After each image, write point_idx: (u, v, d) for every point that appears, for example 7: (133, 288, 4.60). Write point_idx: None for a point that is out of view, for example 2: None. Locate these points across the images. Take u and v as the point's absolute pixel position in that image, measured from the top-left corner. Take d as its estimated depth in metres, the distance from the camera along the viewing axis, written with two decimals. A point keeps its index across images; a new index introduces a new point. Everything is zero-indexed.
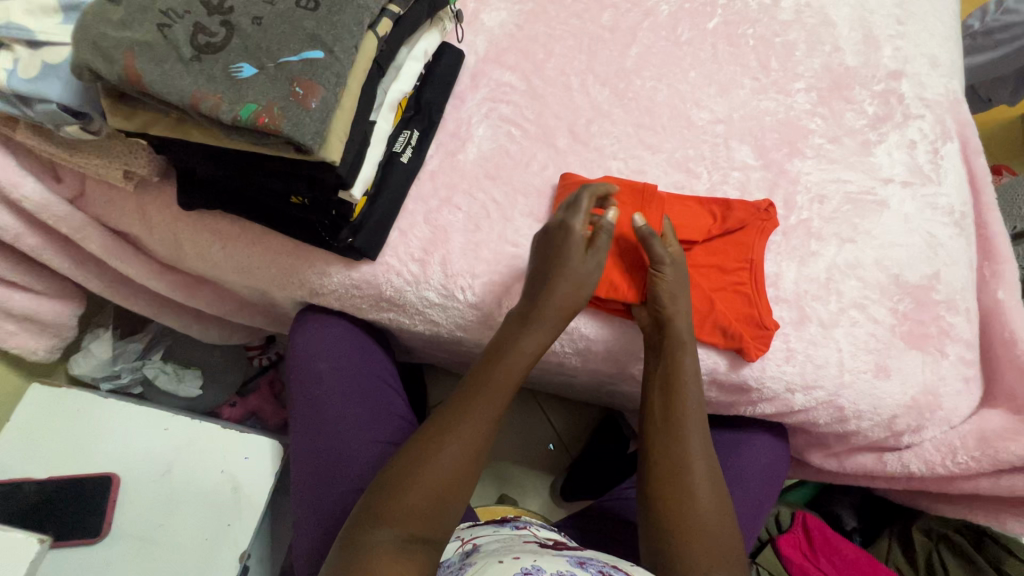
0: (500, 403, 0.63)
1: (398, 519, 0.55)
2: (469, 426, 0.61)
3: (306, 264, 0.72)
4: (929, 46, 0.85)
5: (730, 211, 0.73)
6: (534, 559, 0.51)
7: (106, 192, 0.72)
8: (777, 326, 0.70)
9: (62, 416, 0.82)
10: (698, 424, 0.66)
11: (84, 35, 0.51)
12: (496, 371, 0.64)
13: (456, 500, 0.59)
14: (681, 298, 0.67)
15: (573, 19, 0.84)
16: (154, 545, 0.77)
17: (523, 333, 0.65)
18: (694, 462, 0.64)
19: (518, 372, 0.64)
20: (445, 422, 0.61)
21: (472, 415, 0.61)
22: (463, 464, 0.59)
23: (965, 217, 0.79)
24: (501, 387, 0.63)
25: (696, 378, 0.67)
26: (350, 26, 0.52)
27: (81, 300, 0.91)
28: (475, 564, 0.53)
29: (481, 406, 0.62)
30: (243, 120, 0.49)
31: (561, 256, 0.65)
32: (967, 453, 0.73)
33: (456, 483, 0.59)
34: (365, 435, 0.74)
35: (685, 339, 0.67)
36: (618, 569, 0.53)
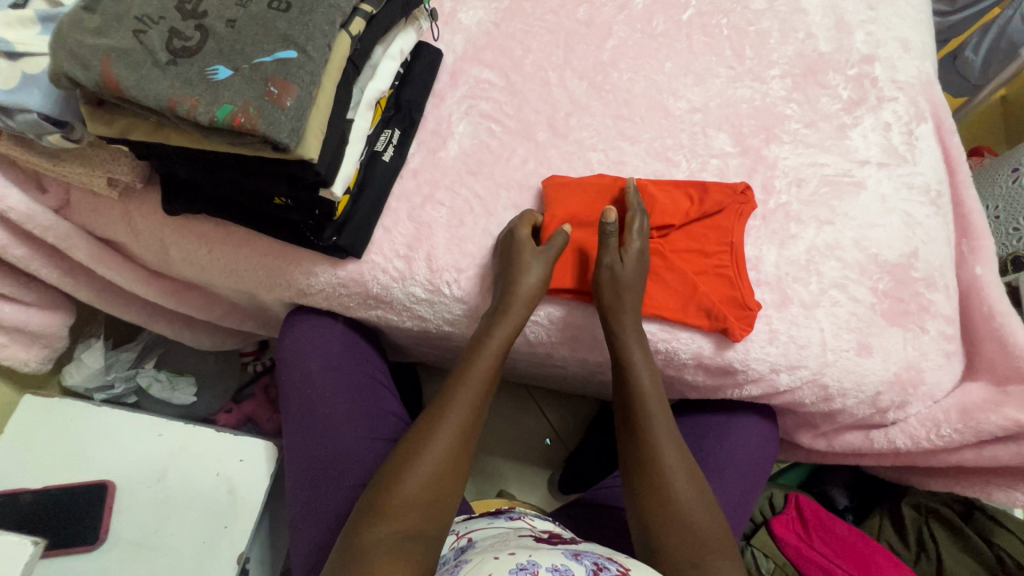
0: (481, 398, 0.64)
1: (388, 522, 0.56)
2: (450, 422, 0.62)
3: (292, 265, 0.73)
4: (900, 30, 0.86)
5: (706, 193, 0.75)
6: (529, 554, 0.52)
7: (90, 200, 0.72)
8: (759, 307, 0.71)
9: (57, 426, 0.83)
10: (658, 416, 0.67)
11: (62, 44, 0.52)
12: (471, 370, 0.65)
13: (447, 498, 0.59)
14: (628, 295, 0.67)
15: (549, 15, 0.86)
16: (152, 550, 0.78)
17: (499, 328, 0.67)
18: (664, 452, 0.65)
19: (492, 367, 0.66)
20: (427, 421, 0.62)
21: (451, 412, 0.62)
22: (447, 460, 0.60)
23: (941, 196, 0.80)
24: (475, 385, 0.64)
25: (650, 369, 0.68)
26: (322, 25, 0.53)
27: (71, 310, 0.91)
28: (470, 561, 0.54)
29: (463, 402, 0.63)
30: (220, 121, 0.50)
31: (520, 258, 0.67)
32: (950, 426, 0.74)
33: (445, 482, 0.59)
34: (353, 433, 0.74)
35: (629, 333, 0.68)
36: (612, 559, 0.54)
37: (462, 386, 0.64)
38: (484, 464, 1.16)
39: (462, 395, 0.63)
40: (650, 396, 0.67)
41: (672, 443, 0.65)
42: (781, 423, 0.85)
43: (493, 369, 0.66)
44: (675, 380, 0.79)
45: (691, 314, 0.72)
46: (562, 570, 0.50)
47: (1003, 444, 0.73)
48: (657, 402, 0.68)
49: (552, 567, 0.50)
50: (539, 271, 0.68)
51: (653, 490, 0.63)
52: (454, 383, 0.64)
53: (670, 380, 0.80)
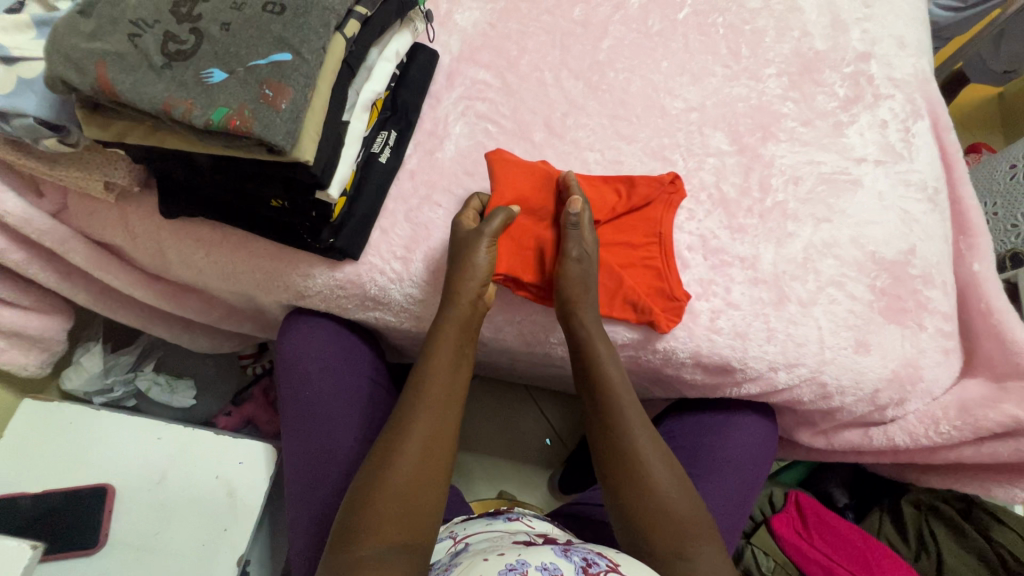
0: (446, 396, 0.63)
1: (372, 533, 0.55)
2: (417, 421, 0.61)
3: (289, 267, 0.73)
4: (896, 27, 0.86)
5: (634, 187, 0.75)
6: (519, 554, 0.52)
7: (87, 205, 0.72)
8: (687, 296, 0.72)
9: (56, 430, 0.83)
10: (628, 410, 0.66)
11: (57, 48, 0.52)
12: (432, 370, 0.64)
13: (427, 502, 0.58)
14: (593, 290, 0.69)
15: (545, 16, 0.86)
16: (151, 554, 0.77)
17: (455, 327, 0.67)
18: (638, 447, 0.64)
19: (452, 365, 0.65)
20: (395, 423, 0.62)
21: (418, 409, 0.62)
22: (422, 461, 0.59)
23: (938, 192, 0.80)
24: (440, 384, 0.64)
25: (614, 361, 0.69)
26: (316, 28, 0.53)
27: (70, 314, 0.91)
28: (461, 563, 0.54)
29: (426, 401, 0.62)
30: (215, 123, 0.50)
31: (472, 251, 0.66)
32: (949, 423, 0.74)
33: (423, 485, 0.58)
34: (336, 432, 0.74)
35: (591, 325, 0.69)
36: (603, 556, 0.54)
37: (427, 385, 0.63)
38: (483, 464, 1.16)
39: (427, 393, 0.63)
40: (618, 389, 0.67)
41: (644, 434, 0.65)
42: (780, 421, 0.85)
43: (452, 368, 0.65)
44: (673, 379, 0.79)
45: (620, 307, 0.73)
46: (551, 570, 0.49)
47: (1003, 441, 0.73)
48: (625, 396, 0.67)
49: (541, 565, 0.50)
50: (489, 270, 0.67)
51: (634, 485, 0.62)
52: (414, 384, 0.64)
53: (669, 379, 0.80)
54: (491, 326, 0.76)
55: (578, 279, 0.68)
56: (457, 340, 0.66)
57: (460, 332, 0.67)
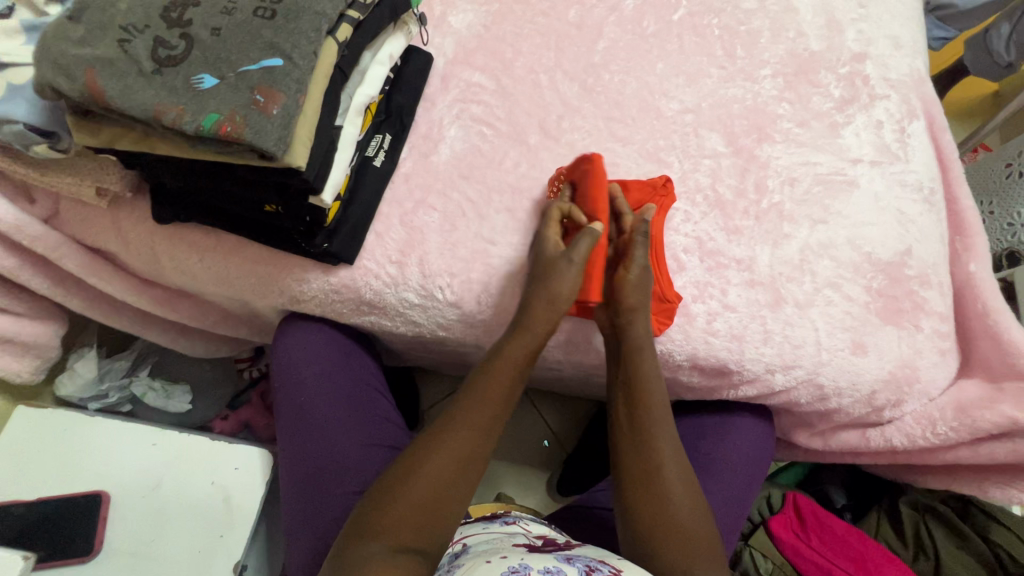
0: (493, 413, 0.63)
1: (383, 534, 0.54)
2: (456, 434, 0.60)
3: (284, 272, 0.72)
4: (891, 28, 0.86)
5: (627, 192, 0.75)
6: (522, 558, 0.52)
7: (79, 210, 0.72)
8: (679, 299, 0.72)
9: (50, 437, 0.82)
10: (664, 430, 0.66)
11: (45, 54, 0.52)
12: (482, 386, 0.64)
13: (446, 512, 0.57)
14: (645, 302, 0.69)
15: (539, 17, 0.85)
16: (147, 560, 0.77)
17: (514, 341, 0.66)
18: (664, 465, 0.64)
19: (507, 380, 0.64)
20: (433, 432, 0.61)
21: (460, 424, 0.61)
22: (451, 473, 0.59)
23: (934, 193, 0.80)
24: (487, 403, 0.63)
25: (658, 380, 0.68)
26: (308, 32, 0.53)
27: (63, 320, 0.91)
28: (464, 565, 0.53)
29: (473, 413, 0.62)
30: (205, 130, 0.49)
31: (551, 271, 0.67)
32: (946, 424, 0.74)
33: (446, 495, 0.58)
34: (351, 443, 0.74)
35: (647, 346, 0.68)
36: (606, 563, 0.54)
37: (474, 402, 0.63)
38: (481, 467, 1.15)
39: (473, 410, 0.62)
40: (657, 410, 0.67)
41: (672, 454, 0.65)
42: (777, 422, 0.85)
43: (505, 391, 0.64)
44: (670, 381, 0.79)
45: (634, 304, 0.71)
46: (554, 573, 0.49)
47: (999, 442, 0.73)
48: (663, 417, 0.67)
49: (542, 570, 0.50)
50: (572, 290, 0.67)
51: (654, 503, 0.62)
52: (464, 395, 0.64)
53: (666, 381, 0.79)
54: (488, 330, 0.75)
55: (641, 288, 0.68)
56: (516, 360, 0.65)
57: (525, 348, 0.66)
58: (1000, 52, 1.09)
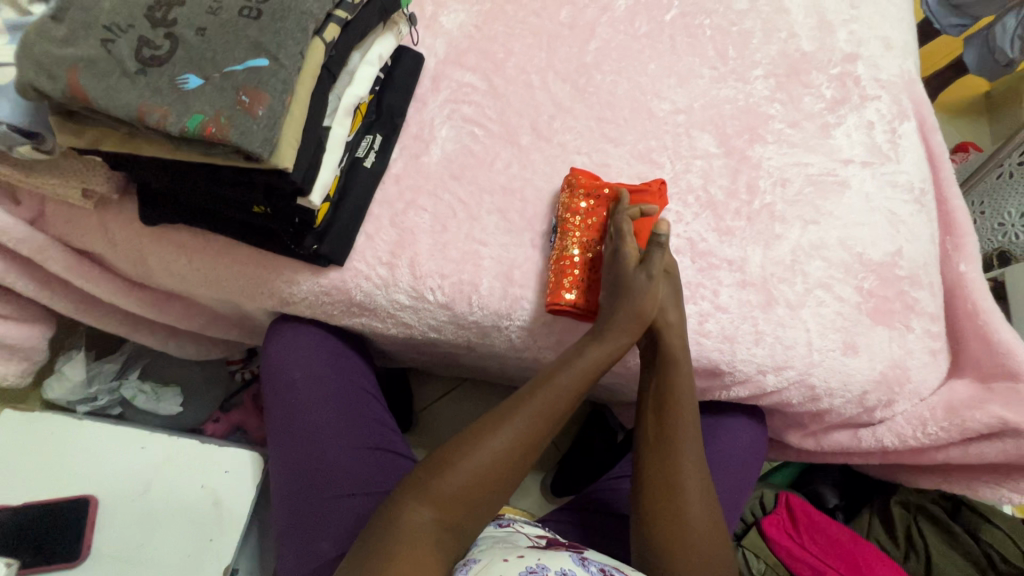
0: (555, 415, 0.63)
1: (432, 507, 0.56)
2: (506, 433, 0.60)
3: (274, 274, 0.72)
4: (882, 29, 0.87)
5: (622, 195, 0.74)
6: (537, 558, 0.53)
7: (65, 211, 0.71)
8: None
9: (36, 440, 0.81)
10: (689, 444, 0.66)
11: (27, 54, 0.51)
12: (543, 390, 0.63)
13: (490, 497, 0.58)
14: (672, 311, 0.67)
15: (531, 18, 0.85)
16: (135, 565, 0.76)
17: (589, 346, 0.65)
18: (685, 475, 0.64)
19: (576, 386, 0.64)
20: (476, 430, 0.61)
21: (512, 425, 0.60)
22: (493, 470, 0.58)
23: (925, 193, 0.81)
24: (542, 407, 0.62)
25: (690, 394, 0.68)
26: (293, 32, 0.52)
27: (51, 322, 0.90)
28: (480, 561, 0.53)
29: (542, 410, 0.62)
30: (190, 131, 0.49)
31: (629, 284, 0.66)
32: (937, 424, 0.74)
33: (496, 481, 0.58)
34: (354, 448, 0.73)
35: (682, 357, 0.67)
36: (617, 569, 0.56)
37: (525, 404, 0.62)
38: None
39: (527, 411, 0.61)
40: (686, 424, 0.67)
41: (694, 466, 0.65)
42: (769, 422, 0.85)
43: (564, 397, 0.63)
44: None
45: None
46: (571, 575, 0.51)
47: (988, 442, 0.73)
48: (692, 431, 0.67)
49: (561, 571, 0.51)
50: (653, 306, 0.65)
51: (672, 512, 0.63)
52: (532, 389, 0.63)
53: None
54: (480, 332, 0.74)
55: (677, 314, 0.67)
56: (587, 369, 0.64)
57: (603, 355, 0.65)
58: (1004, 48, 1.06)
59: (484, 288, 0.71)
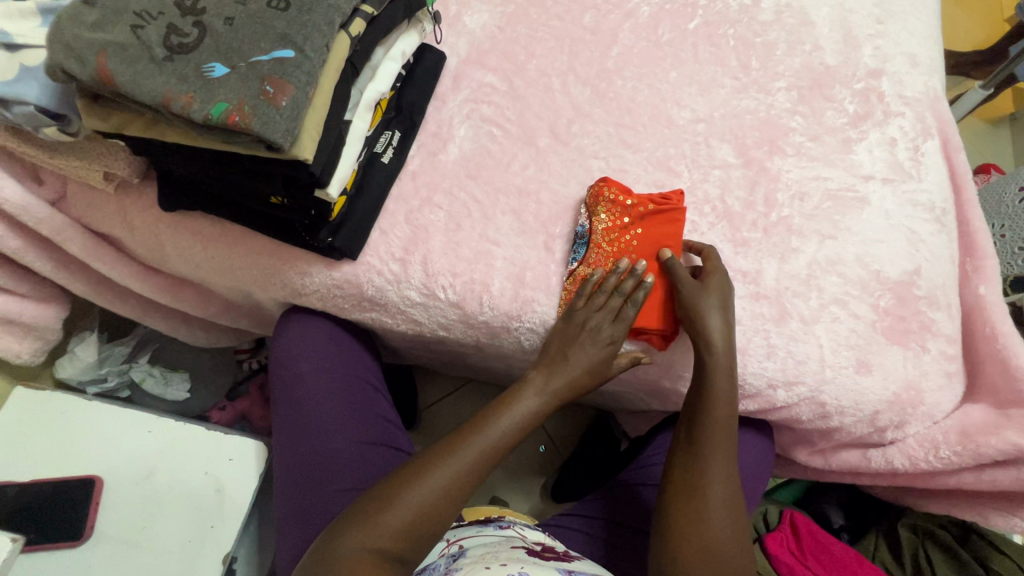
0: (500, 452, 0.62)
1: (375, 535, 0.55)
2: (457, 460, 0.60)
3: (287, 265, 0.72)
4: (908, 45, 0.86)
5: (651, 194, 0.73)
6: (520, 567, 0.53)
7: (87, 194, 0.72)
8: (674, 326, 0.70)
9: (46, 418, 0.82)
10: (721, 448, 0.65)
11: (59, 37, 0.52)
12: (494, 424, 0.63)
13: (437, 524, 0.57)
14: (712, 317, 0.66)
15: (554, 21, 0.85)
16: (135, 548, 0.77)
17: (529, 389, 0.66)
18: (711, 474, 0.64)
19: (516, 431, 0.63)
20: (438, 450, 0.61)
21: (453, 460, 0.60)
22: (434, 504, 0.57)
23: (946, 214, 0.79)
24: (487, 443, 0.62)
25: (730, 402, 0.66)
26: (320, 25, 0.53)
27: (66, 303, 0.91)
28: (462, 570, 0.54)
29: (483, 441, 0.61)
30: (213, 119, 0.49)
31: (579, 349, 0.67)
32: (949, 448, 0.72)
33: (443, 509, 0.58)
34: (357, 442, 0.73)
35: (722, 364, 0.66)
36: None
37: (476, 431, 0.62)
38: None
39: (479, 439, 0.61)
40: (720, 432, 0.66)
41: (722, 472, 0.64)
42: (777, 438, 0.84)
43: (514, 428, 0.63)
44: (672, 392, 0.78)
45: (662, 319, 0.70)
46: None
47: (1003, 468, 0.71)
48: (726, 433, 0.66)
49: None
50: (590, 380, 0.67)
51: (690, 512, 0.63)
52: (481, 420, 0.63)
53: (666, 392, 0.78)
54: (489, 332, 0.74)
55: (722, 337, 0.66)
56: (534, 412, 0.65)
57: (542, 402, 0.65)
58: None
59: (495, 289, 0.71)
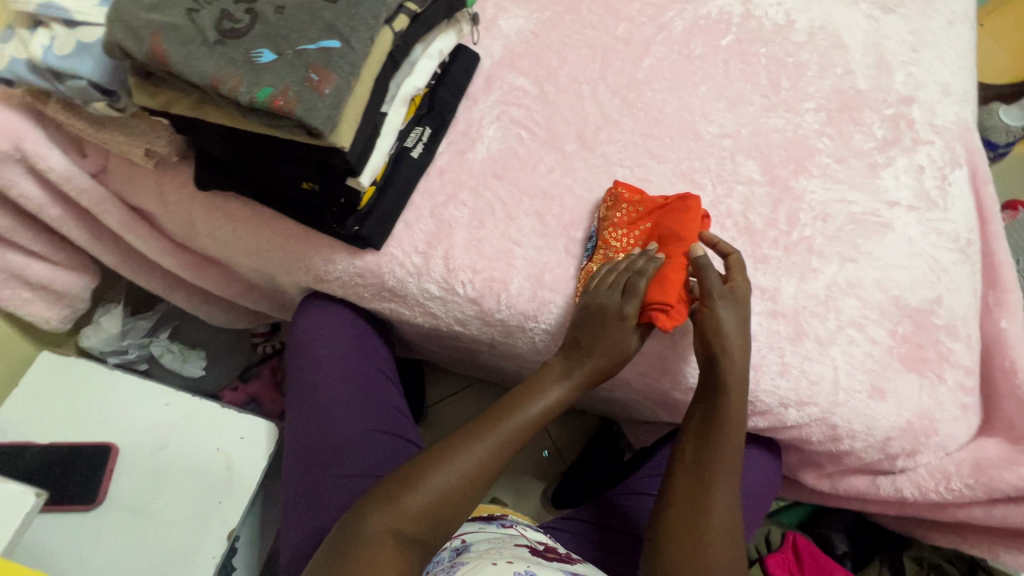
0: (515, 443, 0.63)
1: (397, 519, 0.56)
2: (476, 451, 0.60)
3: (313, 250, 0.74)
4: (941, 74, 0.86)
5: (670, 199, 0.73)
6: (526, 564, 0.54)
7: (127, 169, 0.75)
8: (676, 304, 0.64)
9: (69, 384, 0.85)
10: (730, 466, 0.65)
11: (118, 16, 0.54)
12: (502, 423, 0.63)
13: (453, 513, 0.58)
14: (732, 334, 0.65)
15: (588, 29, 0.87)
16: (144, 517, 0.78)
17: (551, 380, 0.67)
18: (716, 491, 0.64)
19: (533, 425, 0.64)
20: (443, 447, 0.61)
21: (470, 451, 0.60)
22: (452, 492, 0.58)
23: (971, 244, 0.79)
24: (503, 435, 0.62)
25: (740, 420, 0.66)
26: (367, 19, 0.54)
27: (96, 274, 0.94)
28: (467, 563, 0.55)
29: (500, 433, 0.62)
30: (259, 102, 0.51)
31: (598, 339, 0.66)
32: (961, 480, 0.72)
33: (460, 498, 0.58)
34: (368, 430, 0.75)
35: (735, 383, 0.66)
36: None
37: (494, 423, 0.63)
38: None
39: (497, 431, 0.62)
40: (730, 450, 0.65)
41: (727, 491, 0.64)
42: (785, 458, 0.84)
43: (526, 423, 0.64)
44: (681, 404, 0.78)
45: (670, 294, 0.65)
46: None
47: (1015, 505, 0.71)
48: (735, 450, 0.66)
49: None
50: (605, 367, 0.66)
51: (693, 527, 0.62)
52: (499, 413, 0.64)
53: (676, 403, 0.79)
54: (505, 330, 0.75)
55: (740, 355, 0.66)
56: (551, 400, 0.65)
57: (556, 399, 0.66)
58: None
59: (514, 289, 0.72)
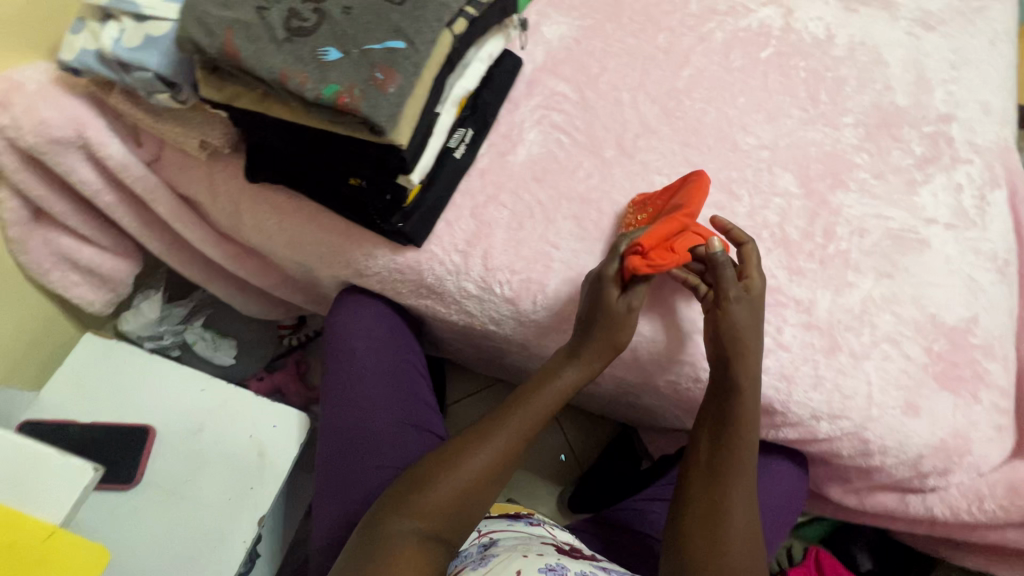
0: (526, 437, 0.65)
1: (415, 516, 0.57)
2: (489, 449, 0.62)
3: (354, 245, 0.76)
4: (982, 93, 0.85)
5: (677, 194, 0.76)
6: (558, 558, 0.55)
7: (181, 159, 0.77)
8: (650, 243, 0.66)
9: (111, 366, 0.87)
10: (744, 472, 0.66)
11: (191, 11, 0.56)
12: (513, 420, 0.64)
13: (469, 509, 0.60)
14: (751, 338, 0.65)
15: (629, 38, 0.88)
16: (177, 498, 0.80)
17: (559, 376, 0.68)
18: (732, 498, 0.64)
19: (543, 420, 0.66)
20: (456, 445, 0.63)
21: (483, 448, 0.62)
22: (466, 489, 0.60)
23: (1008, 265, 0.78)
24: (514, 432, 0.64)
25: (752, 427, 0.66)
26: (430, 22, 0.56)
27: (139, 260, 0.96)
28: (499, 555, 0.56)
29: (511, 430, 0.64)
30: (325, 99, 0.53)
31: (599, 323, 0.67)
32: (995, 500, 0.72)
33: (474, 493, 0.60)
34: (388, 419, 0.76)
35: (748, 387, 0.65)
36: None
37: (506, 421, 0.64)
38: None
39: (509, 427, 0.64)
40: (744, 457, 0.66)
41: (744, 499, 0.65)
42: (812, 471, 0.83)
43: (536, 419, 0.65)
44: None
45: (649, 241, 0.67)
46: None
47: None
48: (748, 457, 0.66)
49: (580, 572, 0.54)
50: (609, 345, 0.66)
51: (710, 534, 0.62)
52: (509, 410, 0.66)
53: None
54: (539, 331, 0.76)
55: (757, 359, 0.66)
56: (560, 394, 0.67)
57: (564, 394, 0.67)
58: None
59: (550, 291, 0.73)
